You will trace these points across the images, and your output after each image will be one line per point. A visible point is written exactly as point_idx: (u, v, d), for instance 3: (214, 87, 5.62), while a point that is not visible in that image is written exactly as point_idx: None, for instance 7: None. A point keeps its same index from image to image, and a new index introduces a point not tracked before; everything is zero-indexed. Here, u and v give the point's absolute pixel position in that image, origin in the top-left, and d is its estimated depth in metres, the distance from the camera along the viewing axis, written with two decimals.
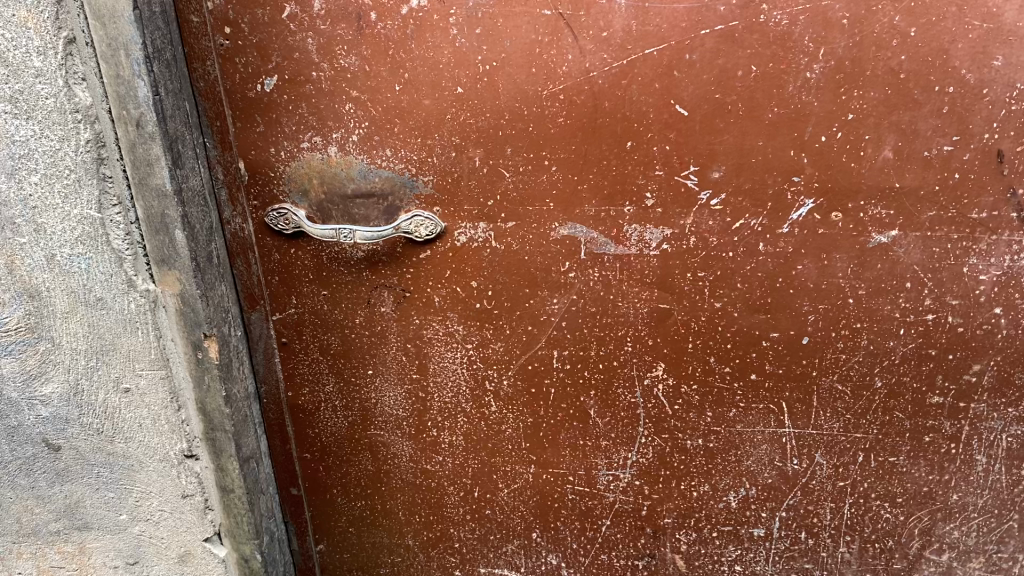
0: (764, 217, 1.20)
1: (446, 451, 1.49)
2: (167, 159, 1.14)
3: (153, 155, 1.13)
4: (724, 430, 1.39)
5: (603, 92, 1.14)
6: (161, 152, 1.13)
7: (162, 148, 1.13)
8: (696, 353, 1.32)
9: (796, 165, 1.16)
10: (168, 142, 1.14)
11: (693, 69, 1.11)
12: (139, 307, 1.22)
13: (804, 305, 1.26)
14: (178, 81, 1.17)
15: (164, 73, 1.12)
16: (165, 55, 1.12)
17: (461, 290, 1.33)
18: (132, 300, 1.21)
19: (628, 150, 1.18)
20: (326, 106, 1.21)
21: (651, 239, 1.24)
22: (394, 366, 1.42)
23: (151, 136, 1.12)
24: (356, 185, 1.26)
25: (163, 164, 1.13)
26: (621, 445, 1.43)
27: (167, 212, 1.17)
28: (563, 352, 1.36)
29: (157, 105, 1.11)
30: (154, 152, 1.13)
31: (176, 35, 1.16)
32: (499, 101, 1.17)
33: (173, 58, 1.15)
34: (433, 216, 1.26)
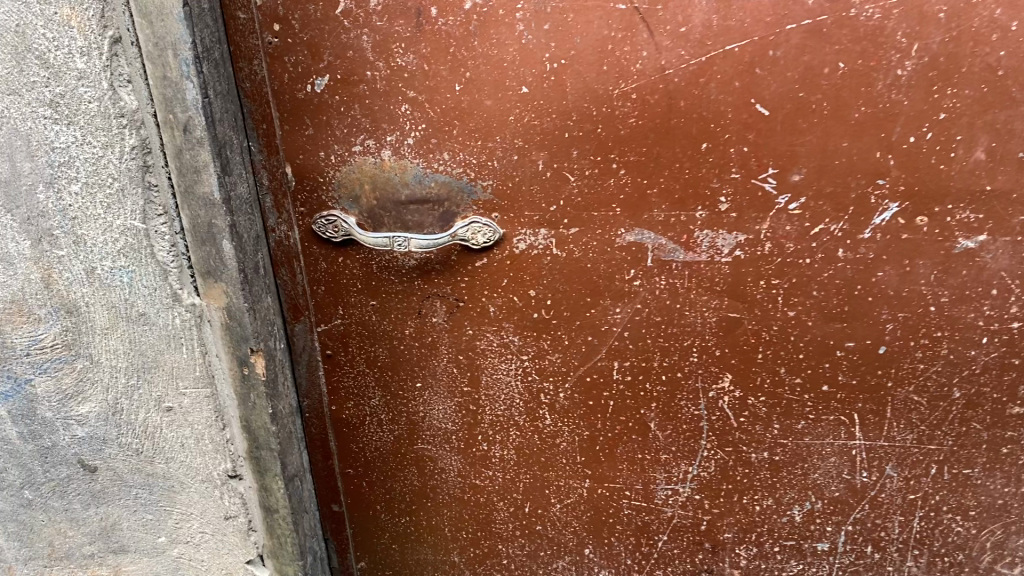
0: (845, 222, 1.14)
1: (496, 466, 1.42)
2: (216, 165, 1.06)
3: (201, 161, 1.05)
4: (792, 442, 1.33)
5: (679, 91, 1.08)
6: (210, 158, 1.05)
7: (211, 154, 1.05)
8: (766, 364, 1.26)
9: (882, 167, 1.09)
10: (217, 147, 1.06)
11: (777, 66, 1.05)
12: (184, 322, 1.15)
13: (883, 313, 1.20)
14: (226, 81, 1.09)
15: (213, 73, 1.04)
16: (214, 54, 1.04)
17: (518, 299, 1.27)
18: (176, 315, 1.15)
19: (703, 151, 1.11)
20: (380, 107, 1.14)
21: (724, 246, 1.18)
22: (444, 379, 1.36)
23: (198, 141, 1.04)
24: (411, 190, 1.19)
25: (212, 171, 1.06)
26: (682, 459, 1.37)
27: (214, 221, 1.09)
28: (624, 363, 1.30)
29: (206, 108, 1.02)
30: (202, 159, 1.05)
31: (222, 33, 1.10)
32: (566, 101, 1.11)
33: (221, 57, 1.07)
34: (492, 222, 1.20)
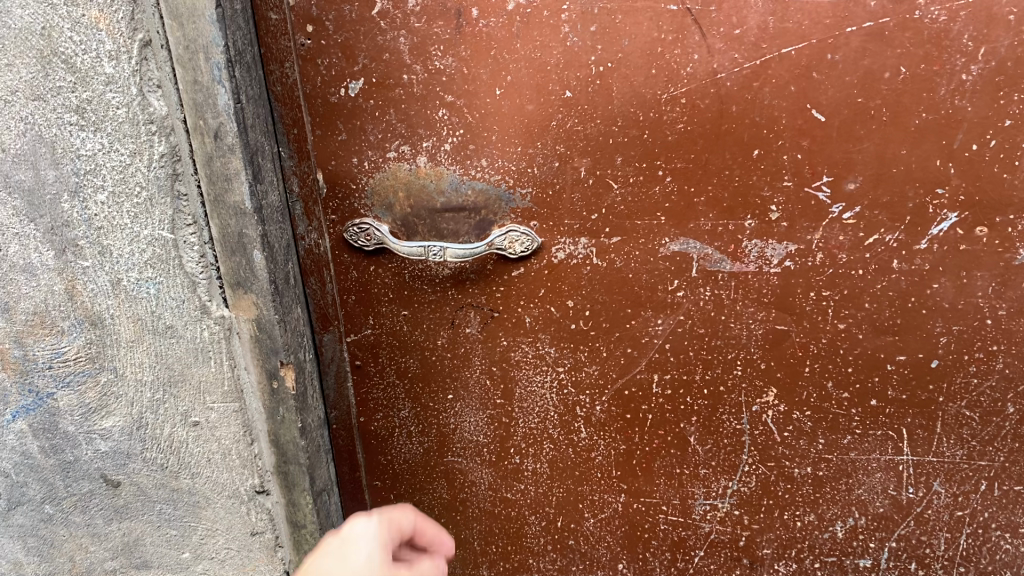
0: (900, 232, 1.09)
1: (528, 479, 1.38)
2: (247, 173, 1.02)
3: (232, 169, 1.01)
4: (837, 457, 1.29)
5: (731, 96, 1.03)
6: (242, 166, 1.01)
7: (242, 161, 1.01)
8: (813, 378, 1.22)
9: (942, 175, 1.05)
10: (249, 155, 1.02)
11: (835, 70, 1.00)
12: (213, 336, 1.11)
13: (937, 326, 1.15)
14: (259, 85, 1.04)
15: (245, 77, 1.00)
16: (246, 57, 1.00)
17: (556, 310, 1.22)
18: (205, 328, 1.10)
19: (754, 158, 1.07)
20: (416, 112, 1.10)
21: (773, 256, 1.13)
22: (477, 391, 1.31)
23: (230, 148, 1.00)
24: (446, 198, 1.15)
25: (243, 179, 1.02)
26: (721, 473, 1.33)
27: (245, 230, 1.05)
28: (664, 376, 1.25)
29: (238, 114, 0.99)
30: (233, 166, 1.01)
31: (255, 35, 1.02)
32: (611, 106, 1.06)
33: (253, 60, 1.02)
34: (530, 231, 1.16)
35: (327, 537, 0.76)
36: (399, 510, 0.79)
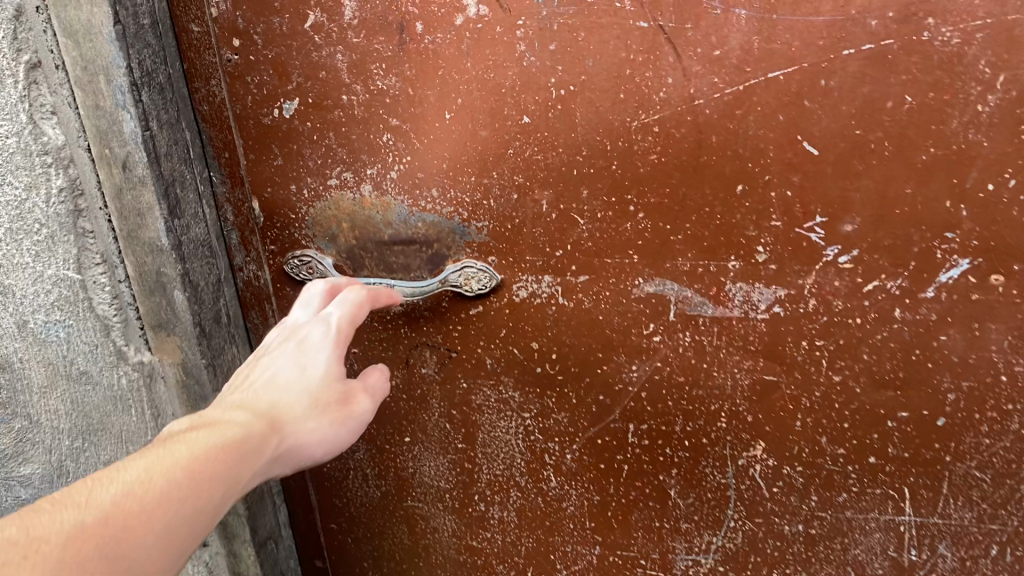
0: (903, 278, 0.96)
1: (495, 527, 1.27)
2: (162, 208, 0.91)
3: (144, 204, 0.90)
4: (831, 516, 1.16)
5: (711, 124, 0.91)
6: (155, 200, 0.90)
7: (156, 195, 0.90)
8: (805, 433, 1.10)
9: (953, 219, 0.91)
10: (164, 187, 0.90)
11: (830, 98, 0.87)
12: (132, 383, 1.00)
13: (944, 381, 1.02)
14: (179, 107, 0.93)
15: (158, 101, 0.88)
16: (158, 78, 0.88)
17: (519, 352, 1.10)
18: (122, 375, 0.99)
19: (738, 195, 0.94)
20: (358, 136, 0.98)
21: (760, 301, 1.01)
22: (436, 434, 1.20)
23: (140, 181, 0.89)
24: (394, 230, 1.03)
25: (157, 215, 0.90)
26: (704, 528, 1.21)
27: (163, 269, 0.94)
28: (640, 427, 1.13)
29: (148, 143, 0.87)
30: (146, 200, 0.90)
31: (173, 49, 0.94)
32: (575, 133, 0.94)
33: (167, 81, 0.90)
34: (488, 267, 1.03)
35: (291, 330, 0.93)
36: (359, 305, 0.96)
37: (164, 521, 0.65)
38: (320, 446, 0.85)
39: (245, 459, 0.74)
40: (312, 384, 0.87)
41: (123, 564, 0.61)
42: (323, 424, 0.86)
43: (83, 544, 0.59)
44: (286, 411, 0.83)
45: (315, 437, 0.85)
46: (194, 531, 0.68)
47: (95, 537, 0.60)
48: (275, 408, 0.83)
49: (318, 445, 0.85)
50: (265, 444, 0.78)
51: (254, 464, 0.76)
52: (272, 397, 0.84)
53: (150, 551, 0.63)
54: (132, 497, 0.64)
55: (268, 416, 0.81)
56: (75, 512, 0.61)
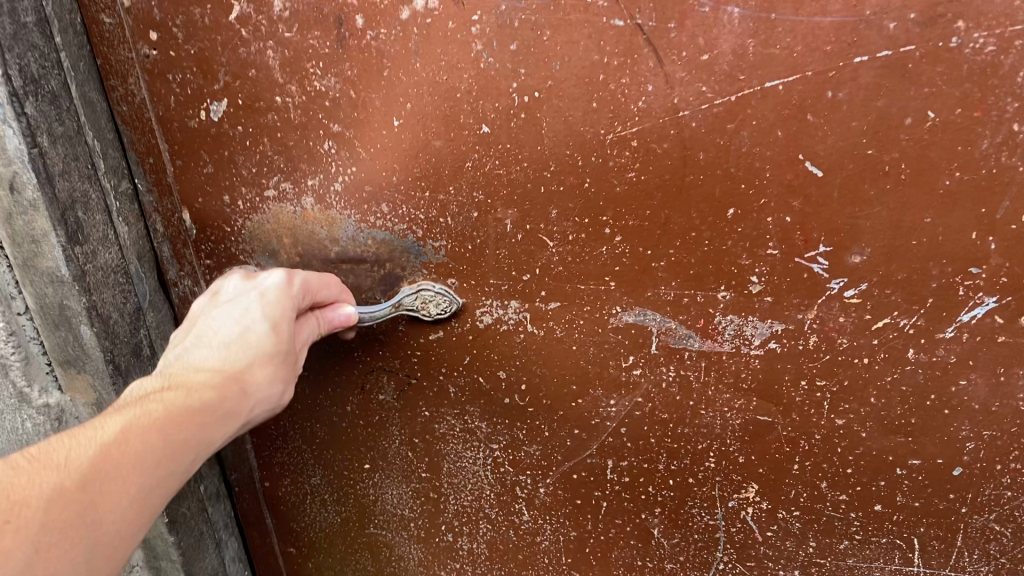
0: (919, 316, 0.84)
1: (465, 558, 1.17)
2: (59, 234, 0.80)
3: (39, 230, 0.79)
4: (830, 562, 1.04)
5: (698, 140, 0.78)
6: (49, 226, 0.79)
7: (50, 220, 0.78)
8: (803, 477, 0.98)
9: (979, 252, 0.79)
10: (62, 211, 0.79)
11: (838, 113, 0.74)
12: (38, 426, 0.93)
13: (962, 429, 0.90)
14: (79, 116, 0.81)
15: (49, 112, 0.77)
16: (49, 86, 0.76)
17: (485, 381, 0.99)
18: (27, 418, 0.92)
19: (729, 219, 0.82)
20: (296, 143, 0.85)
21: (754, 335, 0.88)
22: (398, 462, 1.10)
23: (32, 205, 0.78)
24: (342, 247, 0.91)
25: (54, 242, 0.80)
26: (691, 570, 1.10)
27: (66, 301, 0.84)
28: (620, 462, 1.02)
29: (37, 163, 0.76)
30: (39, 226, 0.79)
31: (81, 45, 0.81)
32: (541, 146, 0.81)
33: (63, 88, 0.78)
34: (448, 290, 0.92)
35: (259, 280, 0.82)
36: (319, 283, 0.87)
37: (142, 482, 0.64)
38: (277, 401, 0.80)
39: (212, 423, 0.71)
40: (285, 338, 0.80)
41: (99, 530, 0.60)
42: (287, 381, 0.81)
43: (62, 507, 0.58)
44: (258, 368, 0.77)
45: (278, 398, 0.80)
46: (161, 494, 0.66)
47: (75, 502, 0.58)
48: (246, 367, 0.76)
49: (276, 402, 0.80)
50: (232, 408, 0.74)
51: (223, 426, 0.73)
52: (245, 353, 0.77)
53: (127, 515, 0.62)
54: (108, 459, 0.62)
55: (239, 374, 0.75)
56: (54, 474, 0.59)
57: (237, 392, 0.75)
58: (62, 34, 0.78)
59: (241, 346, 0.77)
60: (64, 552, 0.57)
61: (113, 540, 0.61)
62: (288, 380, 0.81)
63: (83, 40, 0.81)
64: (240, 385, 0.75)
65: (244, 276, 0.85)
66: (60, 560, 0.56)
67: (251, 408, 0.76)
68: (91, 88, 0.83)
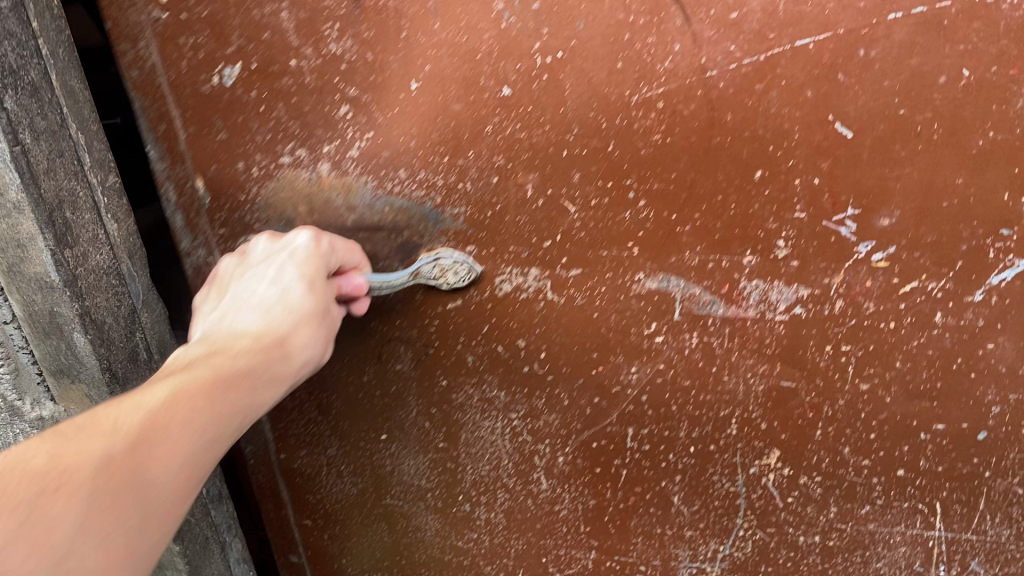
0: (948, 279, 0.82)
1: (482, 528, 1.17)
2: (47, 239, 0.78)
3: (25, 235, 0.78)
4: (851, 528, 1.04)
5: (726, 100, 0.76)
6: (36, 229, 0.77)
7: (37, 225, 0.77)
8: (826, 442, 0.97)
9: (1011, 212, 0.78)
10: (50, 214, 0.78)
11: (870, 71, 0.72)
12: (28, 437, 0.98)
13: (988, 393, 0.89)
14: (60, 108, 0.78)
15: (30, 107, 0.74)
16: (29, 78, 0.73)
17: (505, 350, 0.98)
18: (18, 429, 0.97)
19: (756, 182, 0.80)
20: (311, 108, 0.84)
21: (778, 300, 0.87)
22: (415, 432, 1.09)
23: (15, 207, 0.76)
24: (358, 215, 0.89)
25: (41, 247, 0.78)
26: (711, 536, 1.09)
27: (57, 308, 0.84)
28: (640, 430, 1.01)
29: (22, 165, 0.74)
30: (26, 231, 0.77)
31: (55, 26, 0.77)
32: (564, 108, 0.79)
33: (42, 79, 0.75)
34: (466, 258, 0.90)
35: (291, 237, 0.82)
36: (345, 246, 0.86)
37: (190, 446, 0.65)
38: (317, 360, 0.82)
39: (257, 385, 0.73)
40: (321, 298, 0.81)
41: (155, 489, 0.61)
42: (327, 340, 0.83)
43: (118, 469, 0.59)
44: (300, 330, 0.78)
45: (319, 358, 0.82)
46: (211, 454, 0.68)
47: (128, 464, 0.59)
48: (290, 329, 0.77)
49: (317, 360, 0.82)
50: (275, 370, 0.76)
51: (265, 388, 0.75)
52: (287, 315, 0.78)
53: (180, 475, 0.64)
54: (161, 422, 0.63)
55: (283, 338, 0.77)
56: (108, 437, 0.60)
57: (280, 354, 0.77)
58: (38, 17, 0.74)
59: (281, 307, 0.78)
60: (120, 511, 0.58)
61: (171, 497, 0.63)
62: (326, 339, 0.83)
63: (61, 21, 0.78)
64: (283, 347, 0.77)
65: (275, 237, 0.84)
66: (118, 519, 0.58)
67: (293, 370, 0.78)
68: (71, 74, 0.79)
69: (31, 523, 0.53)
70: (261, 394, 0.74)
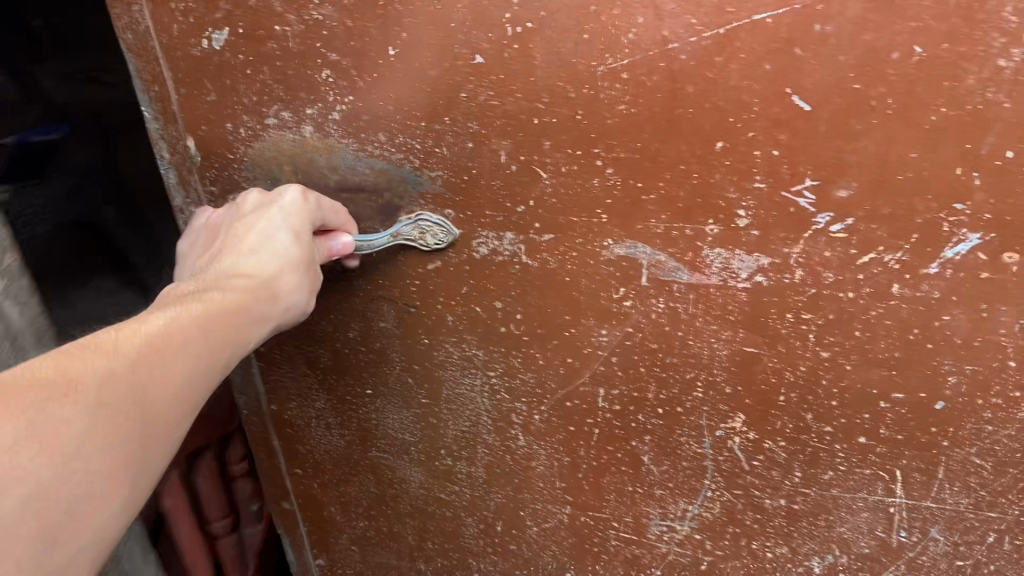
0: (903, 252, 0.85)
1: (462, 481, 1.22)
2: None
3: None
4: (815, 492, 1.07)
5: (687, 72, 0.79)
6: None
7: None
8: (789, 407, 1.00)
9: (964, 187, 0.79)
10: None
11: (825, 46, 0.75)
12: None
13: (945, 362, 0.91)
14: None
15: None
16: None
17: (482, 310, 1.02)
18: None
19: (717, 152, 0.83)
20: (295, 72, 0.87)
21: (740, 268, 0.90)
22: (399, 387, 1.14)
23: None
24: (341, 176, 0.94)
25: None
26: (680, 496, 1.13)
27: None
28: (611, 391, 1.05)
29: None
30: None
31: None
32: (533, 77, 0.82)
33: None
34: (444, 220, 0.95)
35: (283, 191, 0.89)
36: (333, 208, 0.93)
37: (183, 373, 0.72)
38: (296, 308, 0.89)
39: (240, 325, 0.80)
40: (305, 251, 0.88)
41: (144, 411, 0.68)
42: (308, 291, 0.90)
43: (113, 388, 0.65)
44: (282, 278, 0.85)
45: (302, 305, 0.90)
46: (195, 384, 0.74)
47: (120, 385, 0.66)
48: (274, 278, 0.85)
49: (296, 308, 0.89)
50: (257, 313, 0.83)
51: (247, 328, 0.82)
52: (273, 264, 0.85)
53: (166, 400, 0.70)
54: (152, 351, 0.70)
55: (267, 284, 0.84)
56: (105, 359, 0.66)
57: (269, 298, 0.85)
58: None
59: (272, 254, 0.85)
60: (114, 426, 0.64)
61: (157, 420, 0.69)
62: (307, 290, 0.89)
63: None
64: (266, 293, 0.84)
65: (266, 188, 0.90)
66: (112, 431, 0.64)
67: (272, 314, 0.85)
68: None
69: (36, 427, 0.59)
70: (243, 333, 0.81)
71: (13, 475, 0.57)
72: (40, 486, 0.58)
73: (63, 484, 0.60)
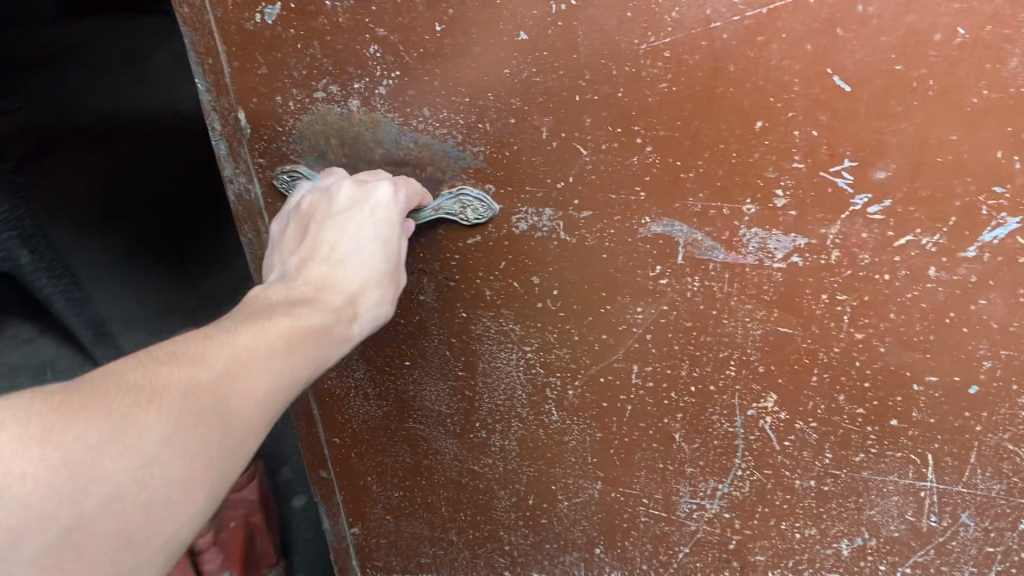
0: (940, 235, 0.86)
1: (495, 454, 1.24)
2: None
3: None
4: (846, 474, 1.08)
5: (729, 52, 0.80)
6: None
7: None
8: (821, 389, 1.01)
9: (1004, 171, 0.80)
10: None
11: (868, 27, 0.75)
12: None
13: (979, 347, 0.92)
14: None
15: None
16: None
17: (519, 286, 1.03)
18: None
19: (757, 132, 0.84)
20: (344, 46, 0.89)
21: (776, 249, 0.91)
22: (436, 360, 1.15)
23: None
24: (386, 149, 0.96)
25: None
26: (711, 474, 1.15)
27: None
28: (645, 367, 1.06)
29: None
30: None
31: None
32: (575, 56, 0.84)
33: None
34: (486, 196, 0.96)
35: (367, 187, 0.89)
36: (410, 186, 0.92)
37: (268, 385, 0.73)
38: (380, 316, 0.91)
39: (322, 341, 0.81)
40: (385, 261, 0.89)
41: (232, 421, 0.68)
42: (388, 299, 0.91)
43: (201, 397, 0.66)
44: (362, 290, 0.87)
45: (383, 313, 0.91)
46: (280, 397, 0.75)
47: (207, 394, 0.66)
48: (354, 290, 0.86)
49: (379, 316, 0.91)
50: (339, 329, 0.84)
51: (328, 344, 0.82)
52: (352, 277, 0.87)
53: (253, 412, 0.71)
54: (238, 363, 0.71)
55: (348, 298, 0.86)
56: (192, 367, 0.67)
57: (352, 313, 0.86)
58: None
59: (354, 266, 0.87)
60: (202, 433, 0.65)
61: (244, 432, 0.70)
62: (388, 297, 0.91)
63: None
64: (347, 306, 0.86)
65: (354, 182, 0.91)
66: (201, 440, 0.65)
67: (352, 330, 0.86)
68: None
69: (125, 427, 0.60)
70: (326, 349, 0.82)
71: (99, 472, 0.58)
72: (124, 489, 0.59)
73: (148, 488, 0.60)
